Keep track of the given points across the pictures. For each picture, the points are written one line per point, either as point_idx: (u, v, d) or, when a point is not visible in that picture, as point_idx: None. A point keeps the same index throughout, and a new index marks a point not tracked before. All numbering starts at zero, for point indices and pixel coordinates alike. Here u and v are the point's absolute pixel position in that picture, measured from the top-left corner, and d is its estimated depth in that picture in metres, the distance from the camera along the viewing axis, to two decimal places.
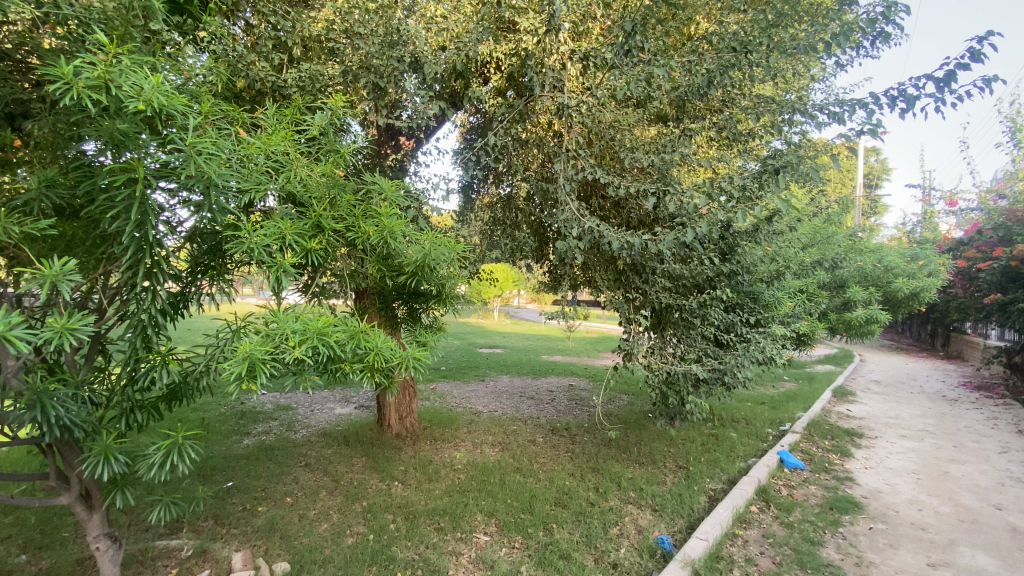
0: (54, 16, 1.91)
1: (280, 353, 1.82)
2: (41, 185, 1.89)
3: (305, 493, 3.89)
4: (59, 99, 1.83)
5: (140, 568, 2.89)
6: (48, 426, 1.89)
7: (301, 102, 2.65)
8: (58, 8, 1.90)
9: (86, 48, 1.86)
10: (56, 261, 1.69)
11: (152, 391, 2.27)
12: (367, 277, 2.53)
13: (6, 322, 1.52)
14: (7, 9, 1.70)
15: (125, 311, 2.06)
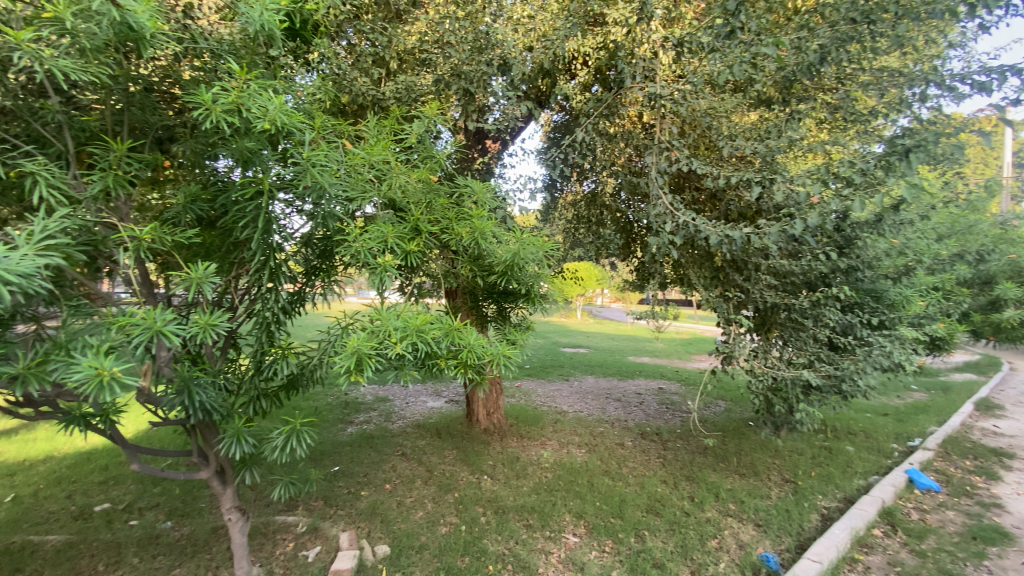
0: (192, 50, 2.18)
1: (384, 348, 1.94)
2: (185, 200, 2.15)
3: (401, 481, 4.11)
4: (198, 123, 2.09)
5: (263, 540, 3.23)
6: (192, 409, 2.18)
7: (399, 112, 2.81)
8: (195, 42, 2.17)
9: (222, 76, 2.14)
10: (200, 265, 1.93)
11: (275, 381, 2.53)
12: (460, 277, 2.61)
13: (164, 318, 1.77)
14: (160, 47, 1.97)
15: (252, 309, 2.31)
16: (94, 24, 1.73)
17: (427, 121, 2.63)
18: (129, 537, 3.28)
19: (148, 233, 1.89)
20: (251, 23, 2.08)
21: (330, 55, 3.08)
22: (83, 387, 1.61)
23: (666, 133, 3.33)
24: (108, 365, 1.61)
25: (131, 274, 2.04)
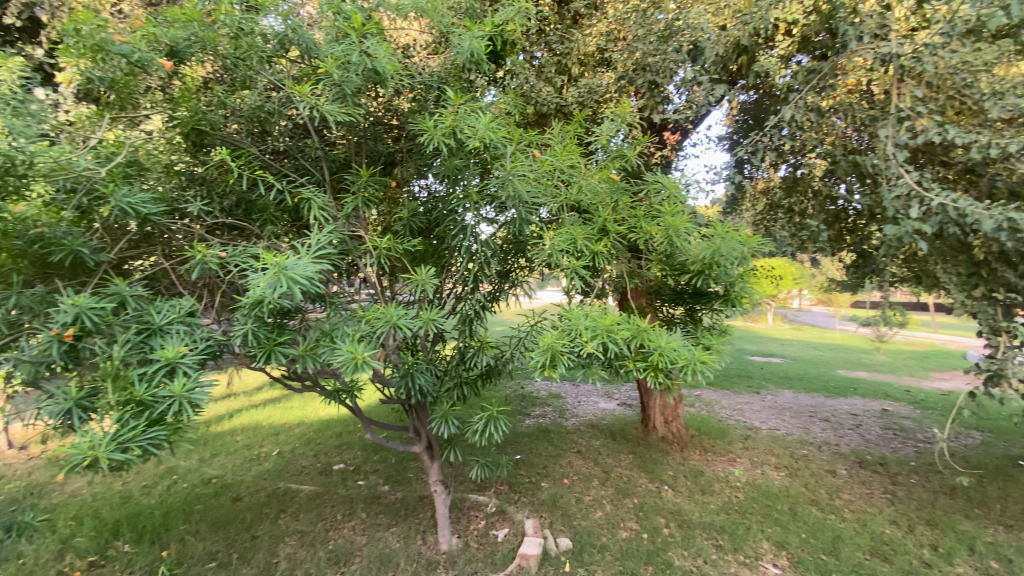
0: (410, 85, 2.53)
1: (575, 346, 1.99)
2: (408, 214, 2.53)
3: (579, 479, 4.17)
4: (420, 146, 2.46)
5: (459, 515, 3.60)
6: (412, 391, 2.54)
7: (583, 115, 2.88)
8: (415, 77, 2.54)
9: (437, 106, 2.47)
10: (423, 269, 2.27)
11: (474, 370, 2.80)
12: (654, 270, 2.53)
13: (397, 312, 2.11)
14: (393, 84, 2.33)
15: (458, 307, 2.61)
16: (350, 72, 2.14)
17: (620, 118, 2.64)
18: (359, 493, 3.98)
19: (387, 243, 2.26)
20: (462, 53, 2.38)
21: (522, 71, 3.31)
22: (342, 367, 2.01)
23: (908, 97, 2.79)
24: (359, 351, 1.99)
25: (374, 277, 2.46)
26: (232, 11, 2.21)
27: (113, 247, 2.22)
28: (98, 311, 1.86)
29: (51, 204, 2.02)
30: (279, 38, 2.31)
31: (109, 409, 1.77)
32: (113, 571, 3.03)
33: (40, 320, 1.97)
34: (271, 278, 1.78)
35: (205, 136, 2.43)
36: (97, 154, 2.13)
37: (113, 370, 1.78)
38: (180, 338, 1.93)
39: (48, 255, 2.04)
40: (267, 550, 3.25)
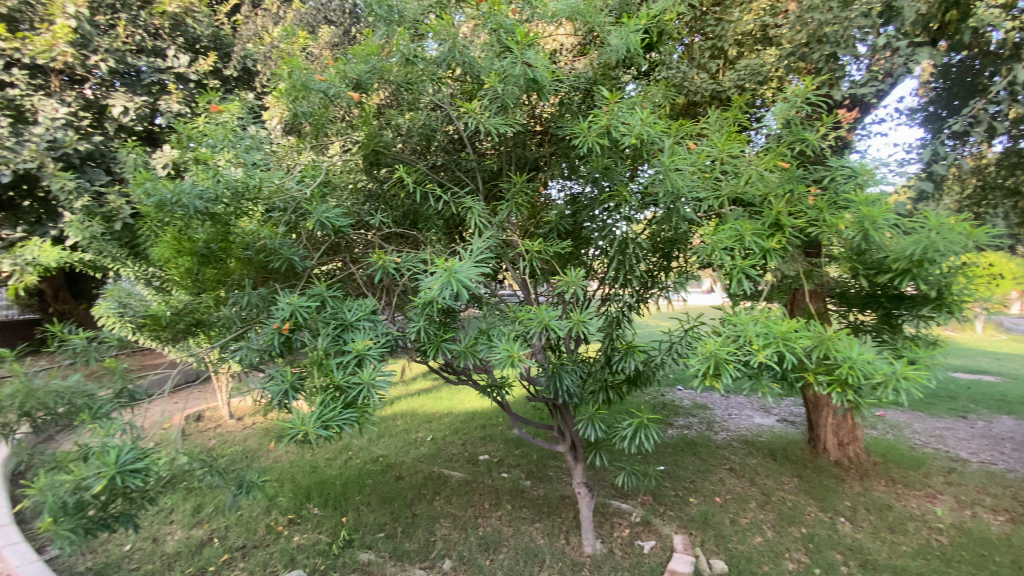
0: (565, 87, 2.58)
1: (744, 355, 1.83)
2: (558, 216, 2.59)
3: (733, 498, 3.84)
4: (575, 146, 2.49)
5: (602, 520, 3.57)
6: (561, 392, 2.58)
7: (746, 100, 2.64)
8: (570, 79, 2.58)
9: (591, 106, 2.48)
10: (576, 270, 2.28)
11: (620, 375, 2.71)
12: (838, 268, 2.26)
13: (551, 313, 2.15)
14: (551, 90, 2.40)
15: (607, 309, 2.57)
16: (511, 83, 2.26)
17: (796, 98, 2.35)
18: (503, 486, 4.17)
19: (540, 246, 2.33)
20: (619, 52, 2.43)
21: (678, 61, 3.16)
22: (501, 364, 2.11)
23: None
24: (516, 350, 2.07)
25: (529, 279, 2.56)
26: (406, 43, 2.53)
27: (314, 255, 2.61)
28: (307, 309, 2.24)
29: (267, 221, 2.49)
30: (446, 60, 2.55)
31: (314, 392, 2.08)
32: (307, 528, 3.57)
33: (263, 315, 2.41)
34: (443, 281, 1.95)
35: (381, 157, 2.78)
36: (302, 176, 2.59)
37: (317, 359, 2.10)
38: (366, 332, 2.22)
39: (268, 261, 2.47)
40: (426, 529, 3.56)
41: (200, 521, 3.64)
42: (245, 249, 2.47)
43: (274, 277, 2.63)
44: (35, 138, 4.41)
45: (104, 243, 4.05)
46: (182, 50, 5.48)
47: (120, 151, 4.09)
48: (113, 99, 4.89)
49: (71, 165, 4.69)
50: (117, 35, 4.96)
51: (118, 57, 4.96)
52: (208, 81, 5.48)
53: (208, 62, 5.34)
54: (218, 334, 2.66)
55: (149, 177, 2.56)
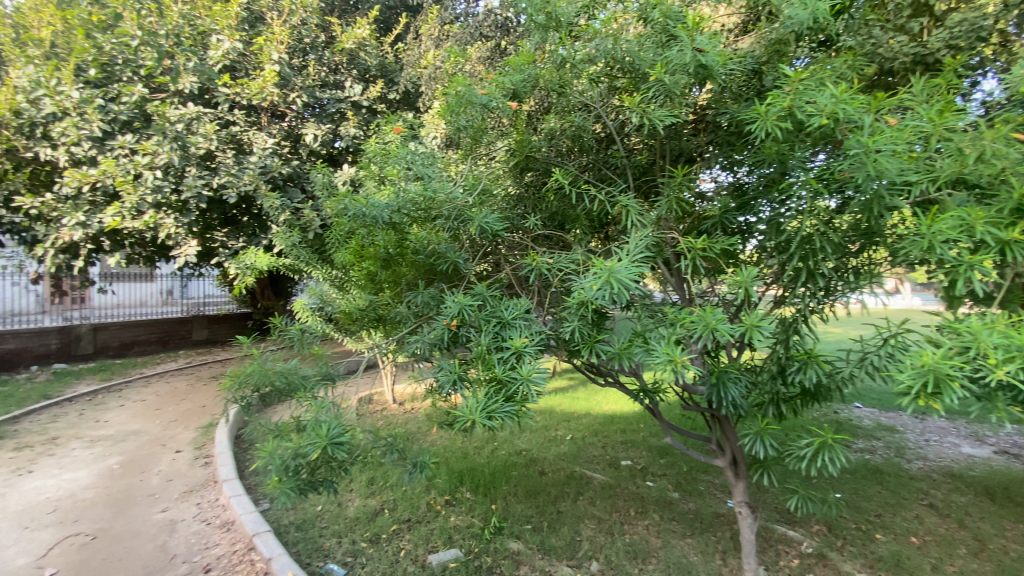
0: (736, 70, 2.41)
1: (976, 371, 1.51)
2: (721, 212, 2.43)
3: (936, 541, 3.21)
4: (747, 132, 2.30)
5: (765, 545, 3.25)
6: (725, 402, 2.40)
7: (962, 63, 2.22)
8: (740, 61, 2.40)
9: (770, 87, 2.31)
10: (747, 269, 2.10)
11: (795, 387, 2.44)
12: None
13: (720, 316, 2.01)
14: (721, 75, 2.26)
15: (782, 313, 2.33)
16: (679, 73, 2.17)
17: None
18: (649, 494, 4.02)
19: (705, 243, 2.19)
20: (798, 23, 2.22)
21: (867, 26, 2.76)
22: (660, 368, 2.03)
23: None
24: (679, 354, 1.97)
25: (688, 277, 2.44)
26: (566, 46, 2.60)
27: (474, 258, 2.77)
28: (472, 308, 2.41)
29: (435, 228, 2.72)
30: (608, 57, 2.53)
31: (478, 384, 2.21)
32: (461, 510, 3.84)
33: (431, 312, 2.64)
34: (605, 281, 1.96)
35: (533, 162, 2.89)
36: (466, 186, 2.80)
37: (481, 354, 2.24)
38: (522, 331, 2.30)
39: (436, 264, 2.70)
40: (571, 527, 3.59)
41: (373, 492, 4.12)
42: (418, 254, 2.73)
43: (439, 277, 2.85)
44: (252, 165, 5.43)
45: (300, 249, 4.87)
46: (357, 80, 6.31)
47: (313, 172, 4.84)
48: (307, 128, 5.80)
49: (277, 186, 5.69)
50: (309, 74, 5.90)
51: (309, 92, 5.88)
52: (377, 105, 6.22)
53: (377, 88, 6.06)
54: (392, 329, 2.98)
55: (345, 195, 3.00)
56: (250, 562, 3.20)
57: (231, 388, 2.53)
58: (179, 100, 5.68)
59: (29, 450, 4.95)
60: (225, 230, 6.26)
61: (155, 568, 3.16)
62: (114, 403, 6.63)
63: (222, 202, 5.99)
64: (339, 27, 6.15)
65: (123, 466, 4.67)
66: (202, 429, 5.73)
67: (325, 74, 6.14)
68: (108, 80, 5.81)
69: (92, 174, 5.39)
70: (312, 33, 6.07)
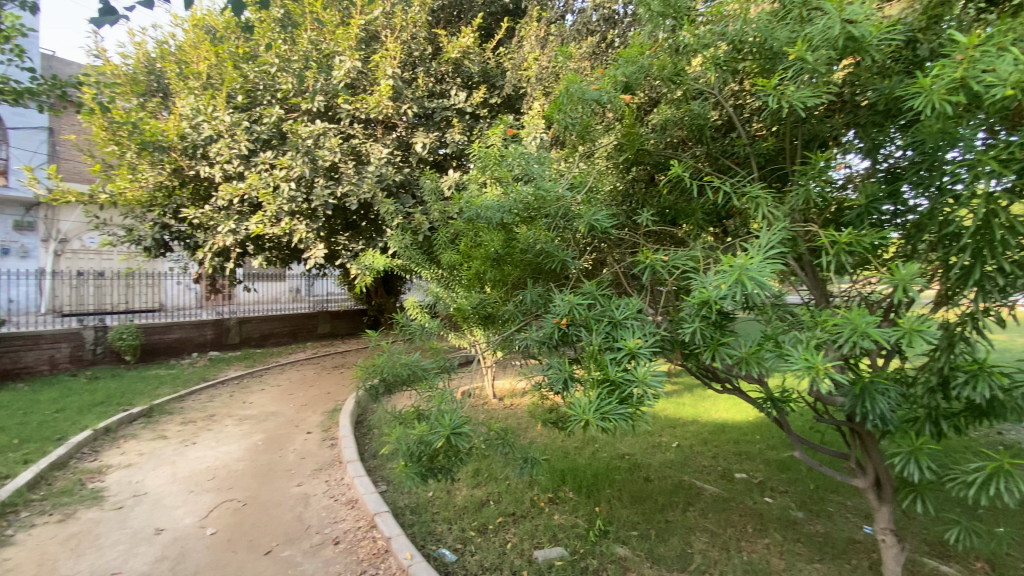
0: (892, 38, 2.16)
1: None
2: (866, 202, 2.19)
3: None
4: (906, 109, 2.06)
5: None
6: (871, 416, 2.10)
7: None
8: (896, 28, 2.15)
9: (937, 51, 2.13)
10: (903, 265, 1.84)
11: (959, 402, 2.11)
12: None
13: (871, 319, 1.81)
14: (871, 49, 2.05)
15: (946, 317, 2.04)
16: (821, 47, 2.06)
17: None
18: (769, 512, 3.75)
19: (850, 236, 1.99)
20: None
21: None
22: (797, 375, 1.86)
23: None
24: (820, 361, 1.80)
25: (827, 273, 2.22)
26: (690, 31, 2.57)
27: (581, 256, 2.73)
28: (584, 306, 2.34)
29: (544, 228, 2.69)
30: (734, 37, 2.41)
31: (590, 384, 2.15)
32: (565, 509, 3.85)
33: (539, 311, 2.61)
34: (734, 280, 1.86)
35: (644, 155, 2.80)
36: (572, 183, 2.76)
37: (593, 352, 2.17)
38: (635, 331, 2.20)
39: (544, 264, 2.66)
40: (682, 538, 3.44)
41: (479, 483, 4.27)
42: (526, 253, 2.70)
43: (542, 277, 2.81)
44: (370, 174, 5.90)
45: (411, 251, 5.24)
46: (461, 88, 6.57)
47: (422, 177, 5.14)
48: (417, 137, 6.16)
49: (391, 192, 6.11)
50: (418, 86, 6.27)
51: (419, 103, 6.24)
52: (480, 110, 6.43)
53: (480, 94, 6.26)
54: (500, 326, 3.01)
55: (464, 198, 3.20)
56: (372, 539, 3.46)
57: (362, 377, 2.77)
58: (308, 118, 6.32)
59: (193, 424, 5.82)
60: (346, 234, 6.87)
61: (293, 535, 3.55)
62: (256, 387, 7.57)
63: (344, 209, 6.60)
64: (445, 38, 6.45)
65: (265, 443, 5.31)
66: (327, 413, 6.34)
67: (432, 84, 6.48)
68: (251, 105, 6.64)
69: (240, 187, 6.20)
70: (421, 46, 6.43)
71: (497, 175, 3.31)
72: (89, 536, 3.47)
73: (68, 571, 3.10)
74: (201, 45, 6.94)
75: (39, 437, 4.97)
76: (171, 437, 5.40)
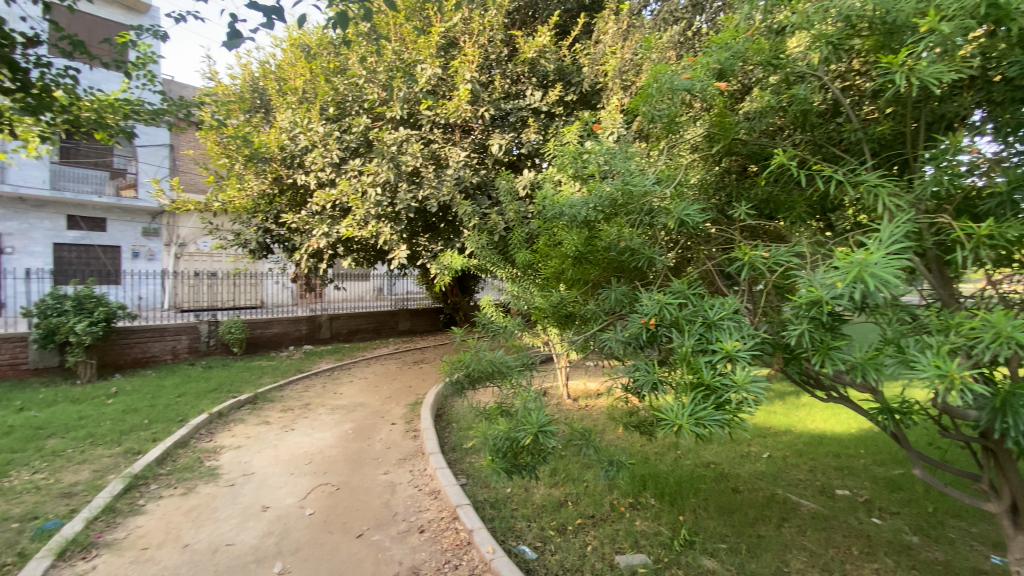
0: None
1: None
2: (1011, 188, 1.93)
3: None
4: None
5: None
6: (1014, 435, 1.83)
7: None
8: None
9: None
10: None
11: None
12: None
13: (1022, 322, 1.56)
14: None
15: None
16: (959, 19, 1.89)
17: None
18: (878, 534, 3.41)
19: (993, 227, 1.72)
20: None
21: None
22: (925, 384, 1.66)
23: None
24: (954, 369, 1.60)
25: (960, 269, 1.97)
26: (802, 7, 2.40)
27: (669, 253, 2.63)
28: (674, 306, 2.24)
29: (629, 224, 2.59)
30: (846, 13, 2.19)
31: (682, 387, 2.04)
32: (647, 516, 3.73)
33: (625, 310, 2.52)
34: (851, 278, 1.69)
35: (738, 146, 2.65)
36: (659, 177, 2.65)
37: (685, 355, 2.06)
38: (732, 332, 2.05)
39: (629, 261, 2.57)
40: (776, 555, 3.22)
41: (556, 482, 4.25)
42: (609, 250, 2.62)
43: (625, 275, 2.73)
44: (449, 177, 6.07)
45: (487, 250, 5.31)
46: (537, 87, 6.57)
47: (499, 178, 5.21)
48: (494, 138, 6.22)
49: (469, 194, 6.25)
50: (495, 88, 6.36)
51: (496, 105, 6.33)
52: (556, 108, 6.39)
53: (556, 92, 6.22)
54: (580, 326, 2.94)
55: (553, 198, 3.27)
56: (454, 530, 3.57)
57: (448, 373, 2.85)
58: (392, 126, 6.63)
59: (291, 412, 6.32)
60: (426, 235, 7.14)
61: (381, 521, 3.74)
62: (345, 380, 8.08)
63: (425, 211, 6.86)
64: (521, 39, 6.48)
65: (353, 432, 5.65)
66: (409, 406, 6.62)
67: (508, 86, 6.54)
68: (341, 116, 7.09)
69: (333, 193, 6.66)
70: (497, 49, 6.51)
71: (584, 174, 3.31)
72: (207, 509, 3.88)
73: (191, 539, 3.47)
74: (298, 62, 7.52)
75: (166, 418, 5.62)
76: (273, 422, 5.91)
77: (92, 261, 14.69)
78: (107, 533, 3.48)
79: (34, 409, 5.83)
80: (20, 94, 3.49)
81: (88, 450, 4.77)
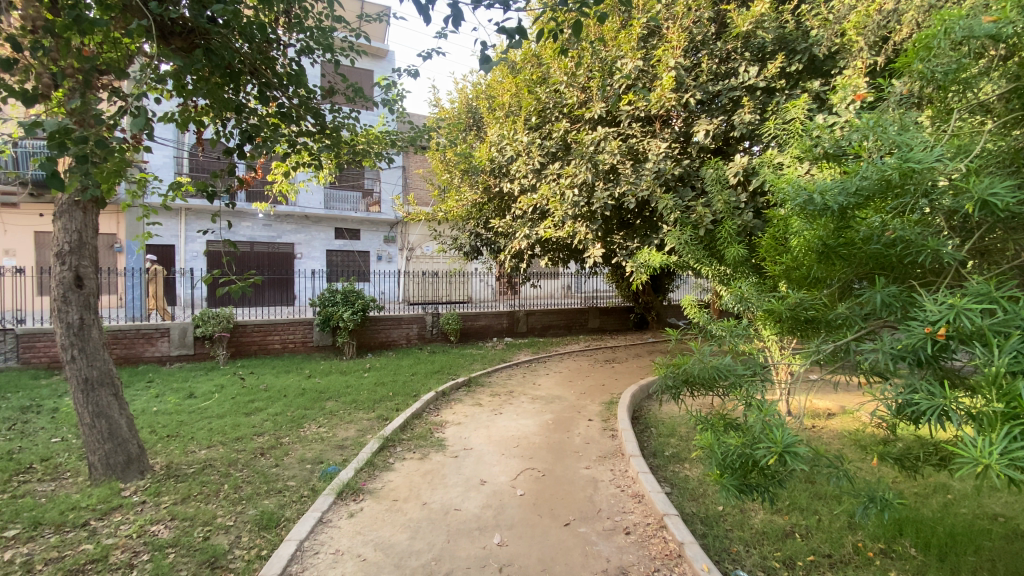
0: None
1: None
2: None
3: None
4: None
5: None
6: None
7: None
8: None
9: None
10: None
11: None
12: None
13: None
14: None
15: None
16: None
17: None
18: None
19: None
20: None
21: None
22: None
23: None
24: None
25: None
26: None
27: (964, 245, 2.07)
28: (975, 313, 1.72)
29: (901, 212, 2.11)
30: None
31: (988, 419, 1.57)
32: (908, 570, 3.03)
33: (895, 317, 2.05)
34: None
35: None
36: (949, 150, 2.09)
37: (992, 376, 1.57)
38: None
39: (903, 255, 2.09)
40: None
41: (779, 510, 3.75)
42: (870, 243, 2.19)
43: (890, 273, 2.26)
44: (648, 171, 5.87)
45: (690, 247, 4.96)
46: (751, 62, 5.86)
47: (704, 168, 4.82)
48: (698, 125, 5.77)
49: (670, 186, 5.95)
50: (702, 72, 5.90)
51: (702, 89, 5.85)
52: (776, 82, 5.60)
53: (777, 63, 5.45)
54: (827, 333, 2.53)
55: (788, 182, 2.85)
56: (662, 539, 3.44)
57: (665, 374, 2.75)
58: (590, 127, 6.73)
59: (499, 397, 6.95)
60: (621, 233, 7.09)
61: (586, 514, 3.82)
62: (543, 372, 8.56)
63: (621, 208, 6.80)
64: (734, 11, 5.86)
65: (554, 423, 5.93)
66: (605, 404, 6.66)
67: (717, 65, 5.97)
68: (542, 123, 7.46)
69: (535, 197, 7.12)
70: (705, 28, 6.01)
71: (828, 152, 2.80)
72: (438, 475, 4.51)
73: (427, 499, 4.08)
74: (506, 78, 8.20)
75: (404, 393, 6.75)
76: (485, 405, 6.58)
77: (350, 263, 18.51)
78: (369, 482, 4.32)
79: (318, 377, 7.64)
80: (318, 135, 4.53)
81: (353, 413, 6.02)
